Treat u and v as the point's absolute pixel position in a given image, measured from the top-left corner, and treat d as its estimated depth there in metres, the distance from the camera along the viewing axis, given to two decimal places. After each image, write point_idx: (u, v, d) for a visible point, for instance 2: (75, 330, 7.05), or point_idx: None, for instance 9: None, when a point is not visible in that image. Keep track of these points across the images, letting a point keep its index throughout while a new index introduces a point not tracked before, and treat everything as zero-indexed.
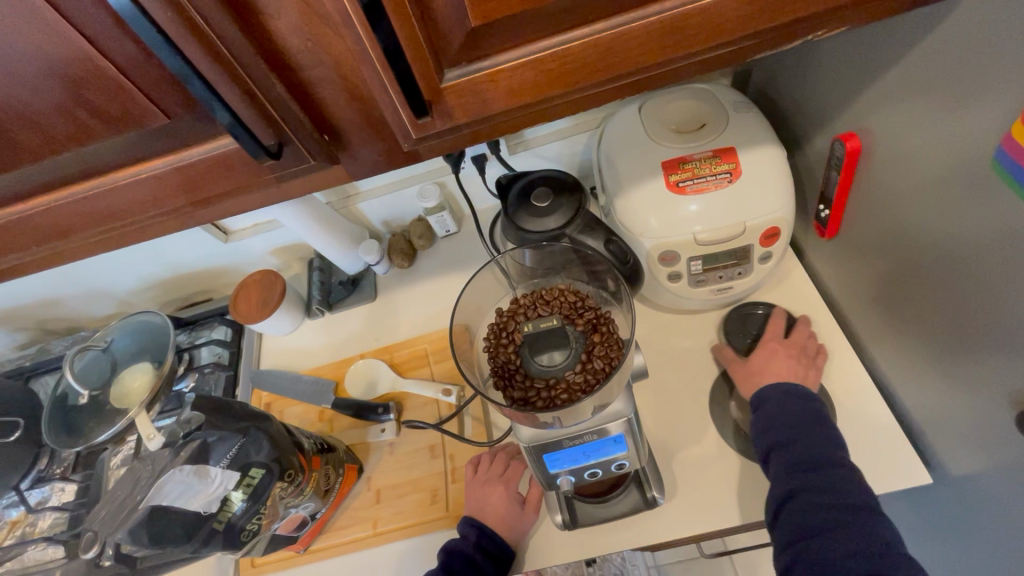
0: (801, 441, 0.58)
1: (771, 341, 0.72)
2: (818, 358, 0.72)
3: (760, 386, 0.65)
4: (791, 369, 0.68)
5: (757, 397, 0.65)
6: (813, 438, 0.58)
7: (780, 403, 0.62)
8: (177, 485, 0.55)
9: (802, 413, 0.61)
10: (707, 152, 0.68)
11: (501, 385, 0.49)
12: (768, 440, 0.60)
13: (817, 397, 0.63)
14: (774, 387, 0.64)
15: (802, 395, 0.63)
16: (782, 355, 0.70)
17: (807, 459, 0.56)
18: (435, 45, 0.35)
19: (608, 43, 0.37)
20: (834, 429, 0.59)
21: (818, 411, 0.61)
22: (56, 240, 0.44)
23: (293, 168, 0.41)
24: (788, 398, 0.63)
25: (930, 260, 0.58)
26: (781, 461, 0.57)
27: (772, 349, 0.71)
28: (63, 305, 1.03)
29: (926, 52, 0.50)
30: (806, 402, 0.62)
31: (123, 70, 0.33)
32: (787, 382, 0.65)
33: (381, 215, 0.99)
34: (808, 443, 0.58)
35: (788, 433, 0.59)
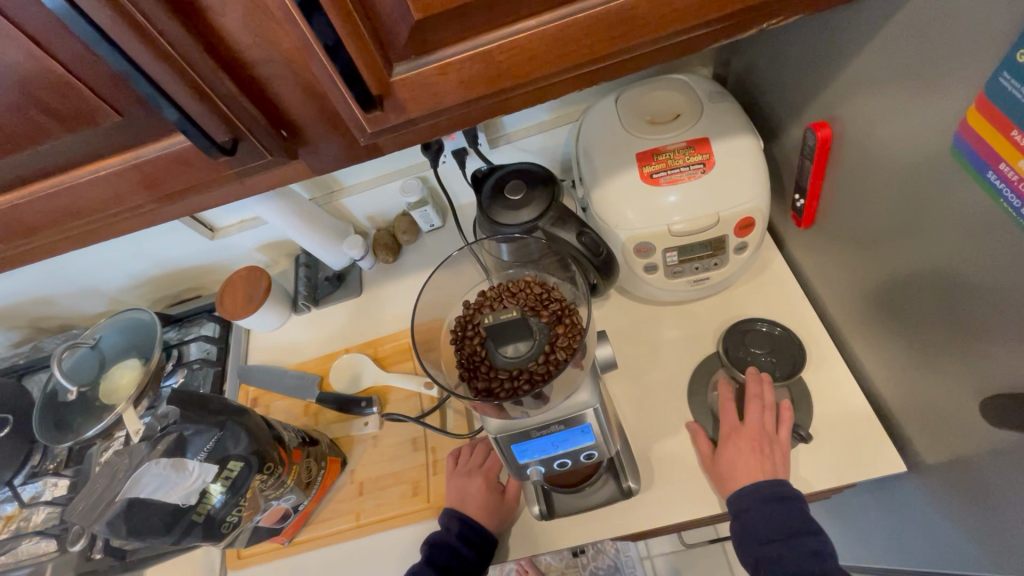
0: (789, 555, 0.56)
1: (733, 435, 0.66)
2: (782, 431, 0.66)
3: (736, 494, 0.62)
4: (759, 467, 0.63)
5: (734, 504, 0.62)
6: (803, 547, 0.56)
7: (757, 510, 0.60)
8: (154, 478, 0.56)
9: (781, 520, 0.58)
10: (682, 143, 0.68)
11: (466, 376, 0.50)
12: (754, 554, 0.58)
13: (792, 492, 0.60)
14: (744, 496, 0.61)
15: (778, 497, 0.60)
16: (748, 451, 0.64)
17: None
18: (381, 39, 0.35)
19: (557, 35, 0.37)
20: (820, 531, 0.57)
21: (799, 512, 0.59)
22: (24, 238, 0.45)
23: (251, 163, 0.42)
24: (764, 504, 0.60)
25: (901, 249, 0.58)
26: None
27: (737, 445, 0.65)
28: (54, 303, 1.05)
29: (892, 37, 0.50)
30: (784, 505, 0.59)
31: (71, 68, 0.34)
32: (756, 483, 0.61)
33: (365, 210, 0.99)
34: (795, 559, 0.56)
35: (771, 547, 0.57)
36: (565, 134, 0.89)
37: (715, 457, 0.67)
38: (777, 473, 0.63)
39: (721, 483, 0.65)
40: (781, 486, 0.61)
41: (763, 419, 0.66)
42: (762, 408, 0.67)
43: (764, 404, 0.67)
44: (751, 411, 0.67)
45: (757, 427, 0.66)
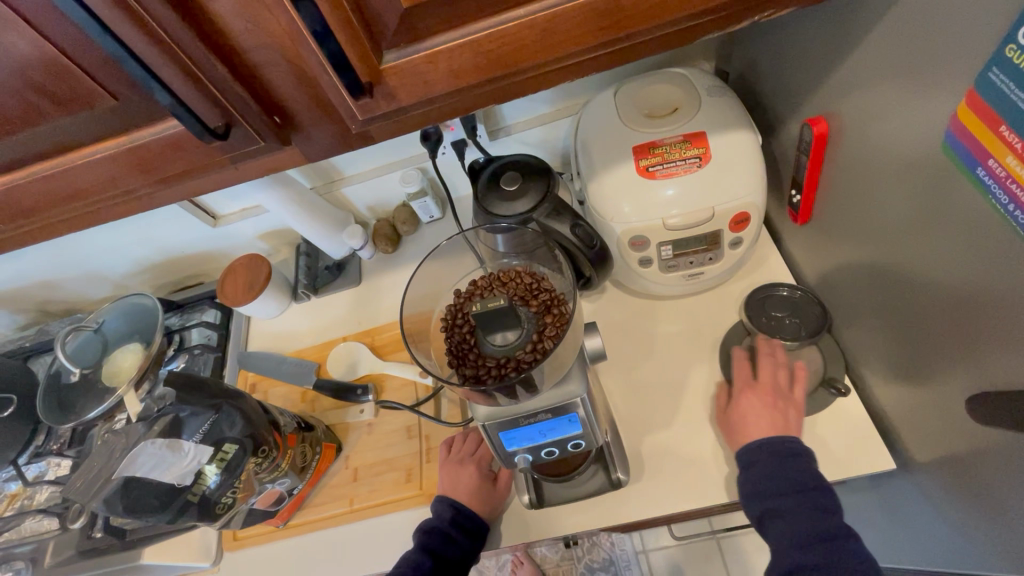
0: (797, 510, 0.57)
1: (746, 391, 0.68)
2: (794, 390, 0.68)
3: (745, 447, 0.63)
4: (771, 423, 0.64)
5: (744, 463, 0.62)
6: (810, 503, 0.57)
7: (770, 466, 0.60)
8: (150, 458, 0.57)
9: (792, 475, 0.59)
10: (678, 137, 0.68)
11: (455, 364, 0.51)
12: (761, 506, 0.59)
13: (803, 447, 0.61)
14: (760, 449, 0.62)
15: (790, 453, 0.61)
16: (760, 406, 0.66)
17: (811, 532, 0.55)
18: (370, 27, 0.36)
19: (545, 24, 0.37)
20: (828, 488, 0.58)
21: (812, 471, 0.59)
22: (23, 218, 0.46)
23: (244, 149, 0.43)
24: (776, 461, 0.60)
25: (896, 246, 0.58)
26: (780, 531, 0.57)
27: (750, 400, 0.67)
28: (59, 287, 1.06)
29: (889, 31, 0.49)
30: (796, 461, 0.60)
31: (66, 52, 0.34)
32: (770, 439, 0.62)
33: (365, 200, 1.00)
34: (806, 515, 0.56)
35: (783, 502, 0.58)
36: (564, 127, 0.89)
37: (729, 409, 0.69)
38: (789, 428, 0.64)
39: (733, 438, 0.67)
40: (793, 441, 0.62)
41: (776, 376, 0.69)
42: (775, 365, 0.69)
43: (777, 362, 0.69)
44: (765, 368, 0.69)
45: (770, 385, 0.67)
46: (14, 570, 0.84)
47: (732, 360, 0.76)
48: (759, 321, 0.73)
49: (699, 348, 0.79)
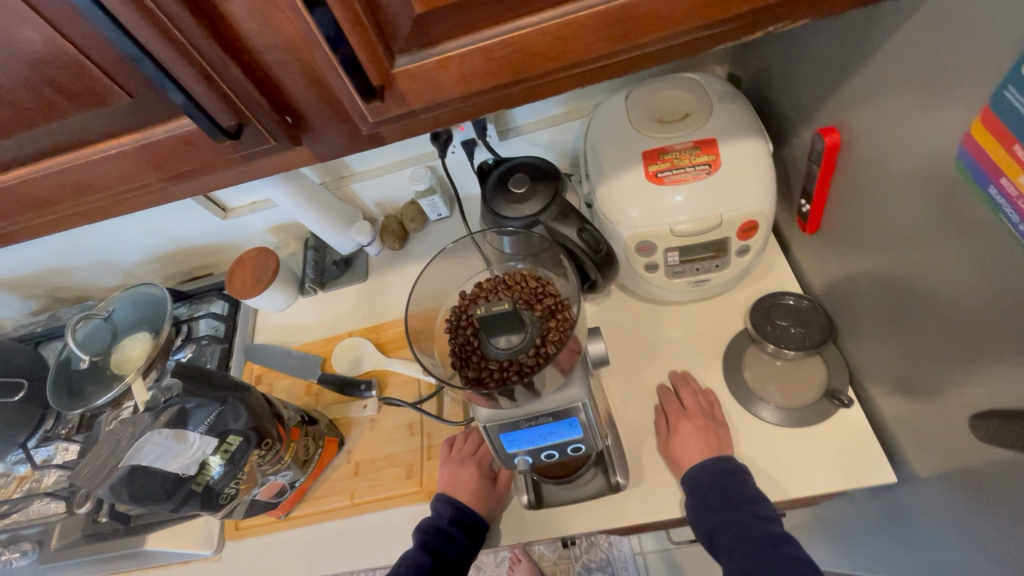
0: (733, 523, 0.60)
1: (680, 418, 0.70)
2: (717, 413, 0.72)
3: (688, 473, 0.66)
4: (707, 447, 0.67)
5: (688, 482, 0.66)
6: (745, 515, 0.60)
7: (713, 481, 0.64)
8: (155, 448, 0.58)
9: (733, 490, 0.63)
10: (688, 143, 0.68)
11: (458, 365, 0.51)
12: (705, 523, 0.62)
13: (740, 466, 0.65)
14: (704, 468, 0.65)
15: (729, 471, 0.64)
16: (694, 433, 0.69)
17: (747, 542, 0.58)
18: (383, 30, 0.36)
19: (557, 31, 0.37)
20: (763, 502, 0.61)
21: (748, 486, 0.63)
22: (38, 210, 0.46)
23: (255, 148, 0.43)
24: (719, 477, 0.64)
25: (903, 259, 0.57)
26: (721, 544, 0.60)
27: (685, 427, 0.69)
28: (71, 275, 1.08)
29: (904, 43, 0.49)
30: (733, 478, 0.64)
31: (83, 50, 0.35)
32: (707, 460, 0.66)
33: (374, 196, 1.00)
34: (742, 525, 0.59)
35: (727, 515, 0.61)
36: (574, 129, 0.89)
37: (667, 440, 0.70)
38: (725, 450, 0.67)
39: (673, 463, 0.69)
40: (729, 461, 0.65)
41: (698, 402, 0.72)
42: (694, 392, 0.74)
43: (695, 389, 0.74)
44: (687, 397, 0.73)
45: (699, 411, 0.71)
46: (21, 551, 0.85)
47: (735, 367, 0.76)
48: (763, 328, 0.74)
49: (703, 355, 0.78)
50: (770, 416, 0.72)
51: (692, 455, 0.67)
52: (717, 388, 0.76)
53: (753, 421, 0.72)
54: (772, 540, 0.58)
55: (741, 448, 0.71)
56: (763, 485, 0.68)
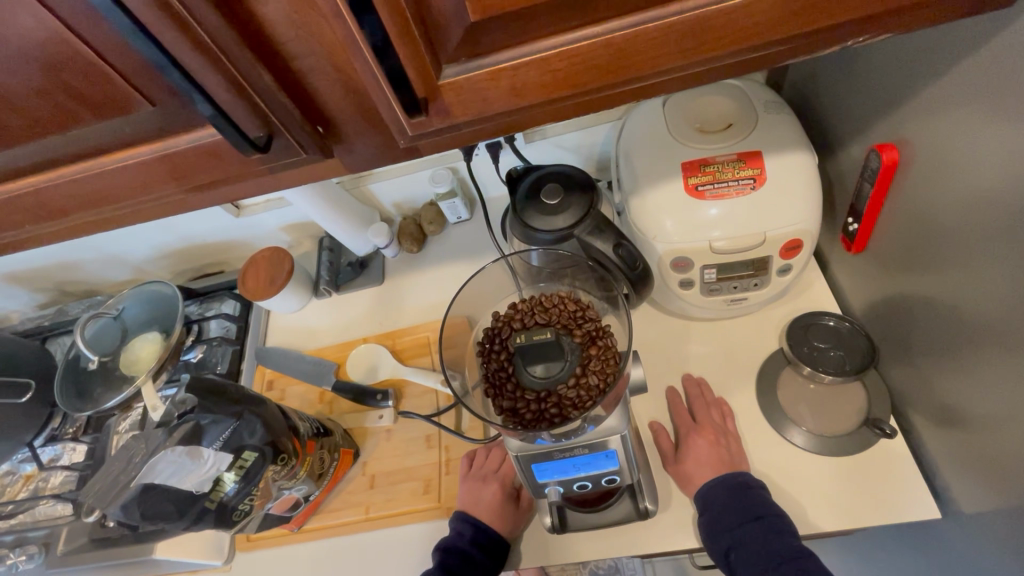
0: (751, 540, 0.58)
1: (692, 432, 0.68)
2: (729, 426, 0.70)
3: (700, 492, 0.64)
4: (719, 462, 0.65)
5: (700, 499, 0.63)
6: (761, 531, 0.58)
7: (727, 496, 0.61)
8: (170, 465, 0.55)
9: (747, 503, 0.61)
10: (731, 155, 0.64)
11: (491, 393, 0.48)
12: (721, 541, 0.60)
13: (755, 481, 0.63)
14: (718, 484, 0.63)
15: (743, 485, 0.62)
16: (706, 447, 0.67)
17: (766, 558, 0.56)
18: (430, 39, 0.33)
19: (622, 43, 0.34)
20: (779, 515, 0.59)
21: (762, 500, 0.61)
22: (50, 219, 0.43)
23: (284, 160, 0.40)
24: (729, 491, 0.62)
25: (961, 287, 0.54)
26: (739, 563, 0.57)
27: (697, 443, 0.67)
28: (80, 269, 1.05)
29: (985, 59, 0.45)
30: (747, 492, 0.62)
31: (102, 55, 0.32)
32: (720, 477, 0.63)
33: (392, 197, 0.97)
34: (760, 541, 0.57)
35: (743, 530, 0.59)
36: (604, 133, 0.85)
37: (677, 455, 0.69)
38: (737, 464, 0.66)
39: (684, 481, 0.67)
40: (744, 475, 0.63)
41: (712, 416, 0.70)
42: (706, 405, 0.72)
43: (707, 402, 0.72)
44: (700, 411, 0.71)
45: (711, 425, 0.69)
46: (27, 554, 0.83)
47: (768, 389, 0.73)
48: (801, 349, 0.70)
49: (734, 375, 0.75)
50: (801, 441, 0.69)
51: (704, 471, 0.65)
52: (749, 410, 0.73)
53: (787, 446, 0.69)
54: (791, 555, 0.55)
55: (774, 474, 0.68)
56: (797, 515, 0.65)
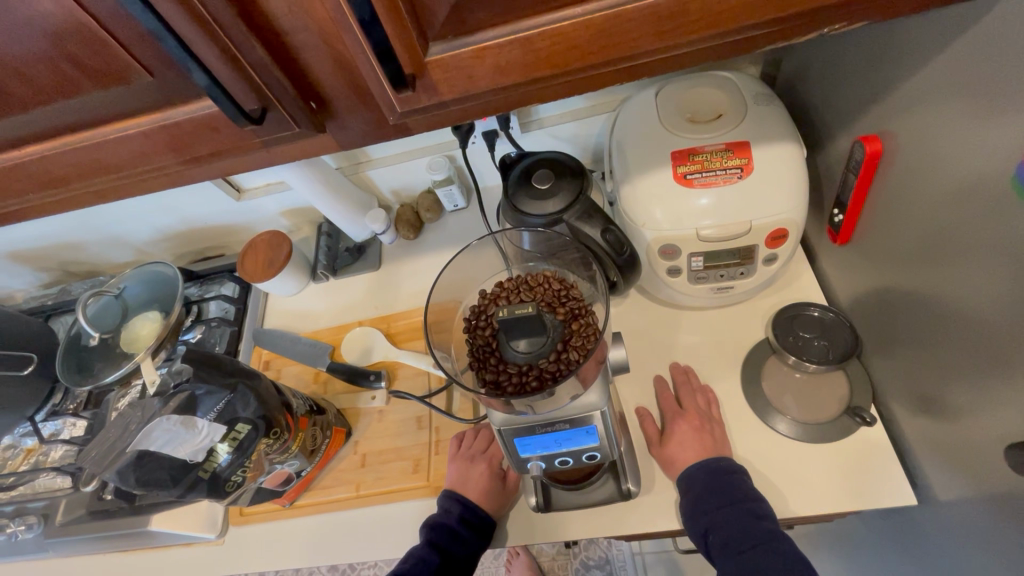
0: (730, 522, 0.59)
1: (677, 417, 0.70)
2: (713, 413, 0.71)
3: (684, 473, 0.65)
4: (702, 447, 0.67)
5: (682, 483, 0.65)
6: (740, 514, 0.59)
7: (709, 481, 0.63)
8: (164, 433, 0.57)
9: (729, 487, 0.62)
10: (720, 145, 0.65)
11: (476, 367, 0.50)
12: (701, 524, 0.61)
13: (737, 466, 0.64)
14: (701, 467, 0.64)
15: (724, 470, 0.63)
16: (690, 432, 0.68)
17: (744, 538, 0.57)
18: (417, 16, 0.34)
19: (601, 24, 0.35)
20: (759, 500, 0.60)
21: (742, 484, 0.62)
22: (54, 188, 0.45)
23: (278, 133, 0.42)
24: (710, 476, 0.63)
25: (939, 276, 0.55)
26: (717, 544, 0.59)
27: (682, 427, 0.68)
28: (83, 250, 1.07)
29: (966, 50, 0.46)
30: (729, 477, 0.63)
31: (104, 25, 0.33)
32: (704, 461, 0.65)
33: (390, 184, 0.98)
34: (738, 523, 0.58)
35: (723, 512, 0.60)
36: (599, 124, 0.86)
37: (661, 439, 0.70)
38: (721, 450, 0.67)
39: (667, 464, 0.68)
40: (727, 460, 0.64)
41: (698, 402, 0.72)
42: (693, 391, 0.73)
43: (694, 388, 0.73)
44: (687, 397, 0.72)
45: (696, 411, 0.70)
46: (27, 524, 0.86)
47: (753, 377, 0.74)
48: (786, 339, 0.71)
49: (720, 363, 0.77)
50: (783, 428, 0.70)
51: (687, 455, 0.66)
52: (734, 397, 0.74)
53: (770, 434, 0.71)
54: (768, 536, 0.57)
55: (755, 460, 0.69)
56: (776, 500, 0.66)
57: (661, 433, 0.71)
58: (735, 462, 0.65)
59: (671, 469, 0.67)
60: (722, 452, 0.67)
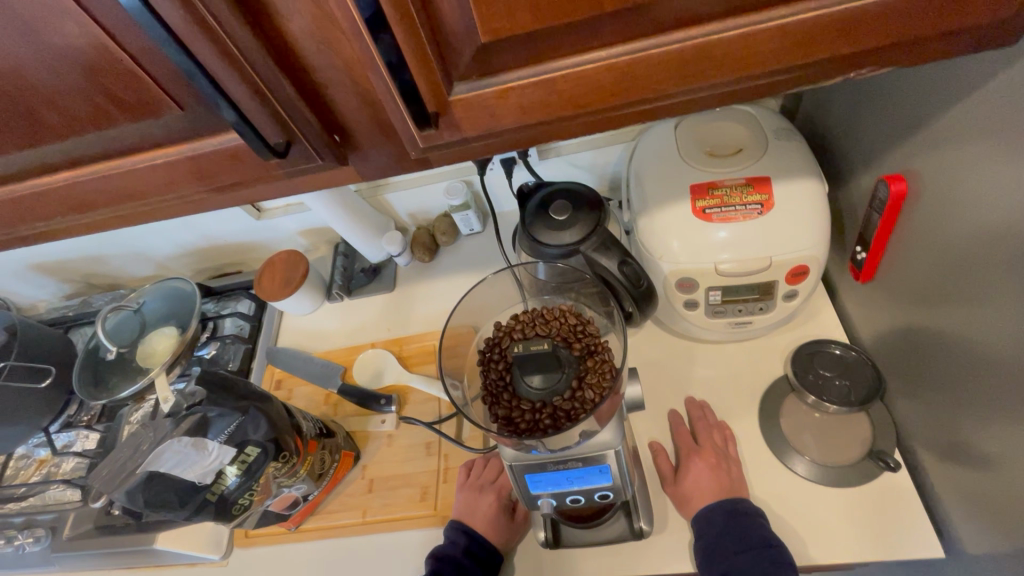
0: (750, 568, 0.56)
1: (692, 454, 0.68)
2: (730, 451, 0.69)
3: (699, 513, 0.63)
4: (719, 487, 0.65)
5: (698, 523, 0.63)
6: (762, 560, 0.57)
7: (727, 523, 0.61)
8: (174, 456, 0.57)
9: (748, 531, 0.60)
10: (740, 180, 0.65)
11: (488, 402, 0.50)
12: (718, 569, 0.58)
13: (755, 509, 0.62)
14: (717, 508, 0.62)
15: (743, 513, 0.61)
16: (706, 471, 0.66)
17: None
18: (443, 58, 0.35)
19: (626, 67, 0.35)
20: (781, 545, 0.58)
21: (763, 528, 0.60)
22: (82, 212, 0.46)
23: (301, 165, 0.42)
24: (728, 518, 0.61)
25: (967, 319, 0.54)
26: None
27: (697, 466, 0.67)
28: (105, 263, 1.09)
29: (995, 95, 0.46)
30: (748, 520, 0.61)
31: (139, 61, 0.35)
32: (721, 501, 0.63)
33: (407, 207, 0.99)
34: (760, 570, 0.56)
35: (742, 557, 0.57)
36: (618, 153, 0.87)
37: (676, 477, 0.68)
38: (737, 491, 0.65)
39: (681, 503, 0.66)
40: (745, 502, 0.62)
41: (714, 439, 0.70)
42: (709, 428, 0.71)
43: (710, 424, 0.72)
44: (703, 434, 0.70)
45: (713, 448, 0.68)
46: (34, 537, 0.86)
47: (771, 415, 0.72)
48: (806, 377, 0.69)
49: (738, 399, 0.75)
50: (803, 470, 0.68)
51: (702, 495, 0.64)
52: (752, 435, 0.72)
53: (788, 475, 0.68)
54: None
55: (773, 502, 0.67)
56: (795, 545, 0.64)
57: (676, 470, 0.69)
58: (752, 504, 0.63)
59: (685, 509, 0.65)
60: (739, 493, 0.65)
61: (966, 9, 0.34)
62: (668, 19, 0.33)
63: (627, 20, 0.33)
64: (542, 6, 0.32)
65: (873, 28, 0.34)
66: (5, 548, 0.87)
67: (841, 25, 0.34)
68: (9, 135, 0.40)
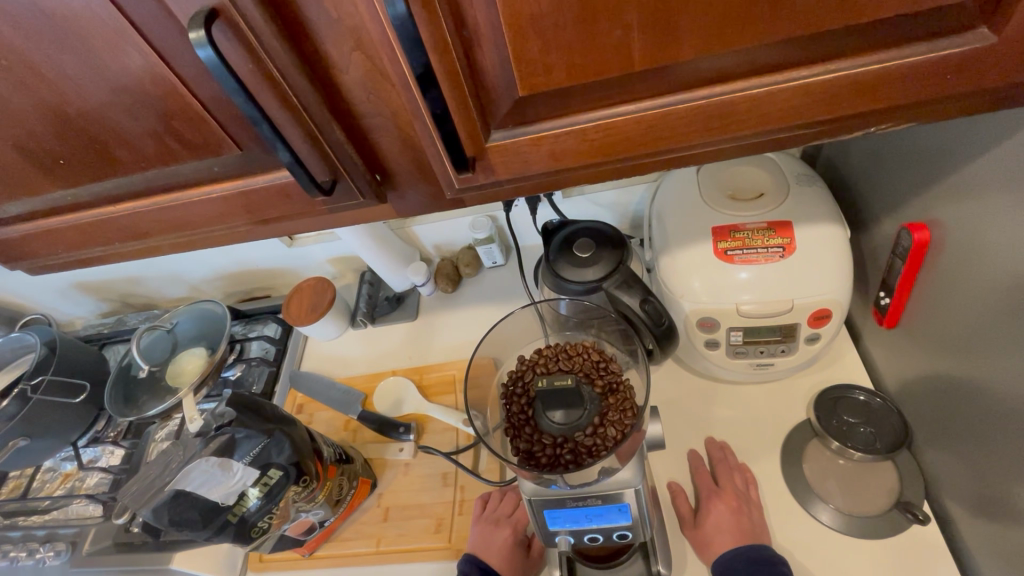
0: None
1: (712, 497, 0.67)
2: (751, 495, 0.68)
3: (721, 558, 0.62)
4: (740, 532, 0.64)
5: (718, 569, 0.61)
6: None
7: (748, 571, 0.59)
8: (201, 474, 0.59)
9: None
10: (762, 223, 0.66)
11: (510, 434, 0.51)
12: None
13: (779, 557, 0.60)
14: (738, 555, 0.61)
15: (766, 561, 0.60)
16: (727, 515, 0.65)
17: None
18: (483, 109, 0.38)
19: (653, 121, 0.37)
20: None
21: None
22: (138, 238, 0.50)
23: (344, 202, 0.45)
24: (750, 565, 0.59)
25: (996, 370, 0.53)
26: None
27: (717, 508, 0.66)
28: (142, 284, 1.14)
29: (1012, 152, 0.47)
30: (772, 569, 0.59)
31: (207, 107, 0.38)
32: (744, 548, 0.61)
33: (433, 239, 1.02)
34: None
35: None
36: (640, 192, 0.89)
37: (695, 519, 0.67)
38: (759, 537, 0.63)
39: (700, 547, 0.65)
40: (768, 550, 0.61)
41: (735, 481, 0.69)
42: (730, 470, 0.70)
43: (730, 466, 0.71)
44: (723, 476, 0.70)
45: (734, 491, 0.68)
46: (55, 550, 0.87)
47: (794, 460, 0.71)
48: (830, 423, 0.68)
49: (759, 441, 0.74)
50: (828, 518, 0.66)
51: (723, 540, 0.63)
52: (773, 480, 0.71)
53: (812, 524, 0.67)
54: None
55: (797, 551, 0.65)
56: None
57: (695, 513, 0.68)
58: (774, 552, 0.61)
59: (704, 553, 0.64)
60: (760, 540, 0.63)
61: (984, 74, 0.35)
62: (696, 77, 0.36)
63: (655, 78, 0.36)
64: (576, 64, 0.34)
65: (892, 88, 0.36)
66: (25, 560, 0.88)
67: (860, 85, 0.36)
68: (82, 168, 0.43)
